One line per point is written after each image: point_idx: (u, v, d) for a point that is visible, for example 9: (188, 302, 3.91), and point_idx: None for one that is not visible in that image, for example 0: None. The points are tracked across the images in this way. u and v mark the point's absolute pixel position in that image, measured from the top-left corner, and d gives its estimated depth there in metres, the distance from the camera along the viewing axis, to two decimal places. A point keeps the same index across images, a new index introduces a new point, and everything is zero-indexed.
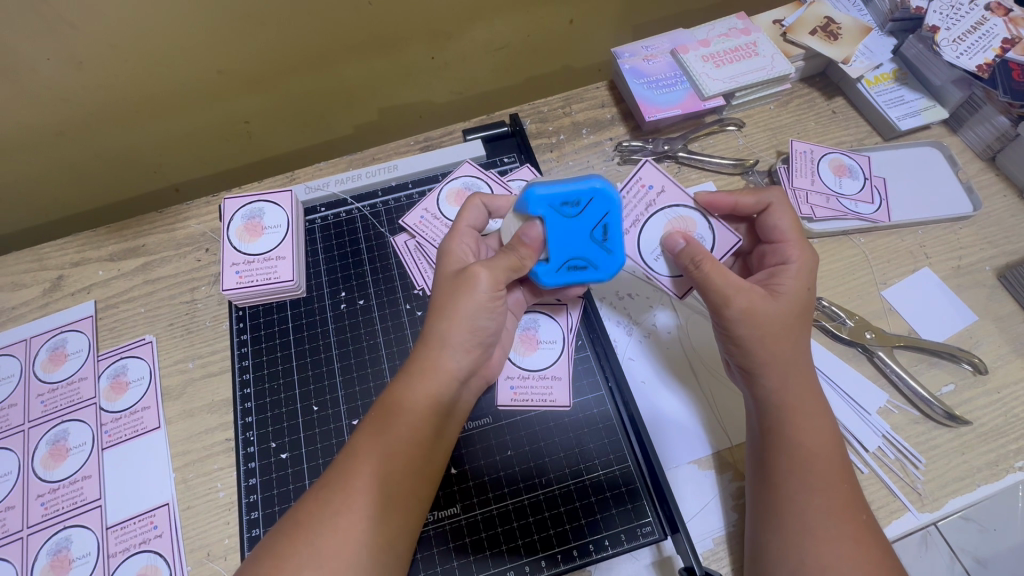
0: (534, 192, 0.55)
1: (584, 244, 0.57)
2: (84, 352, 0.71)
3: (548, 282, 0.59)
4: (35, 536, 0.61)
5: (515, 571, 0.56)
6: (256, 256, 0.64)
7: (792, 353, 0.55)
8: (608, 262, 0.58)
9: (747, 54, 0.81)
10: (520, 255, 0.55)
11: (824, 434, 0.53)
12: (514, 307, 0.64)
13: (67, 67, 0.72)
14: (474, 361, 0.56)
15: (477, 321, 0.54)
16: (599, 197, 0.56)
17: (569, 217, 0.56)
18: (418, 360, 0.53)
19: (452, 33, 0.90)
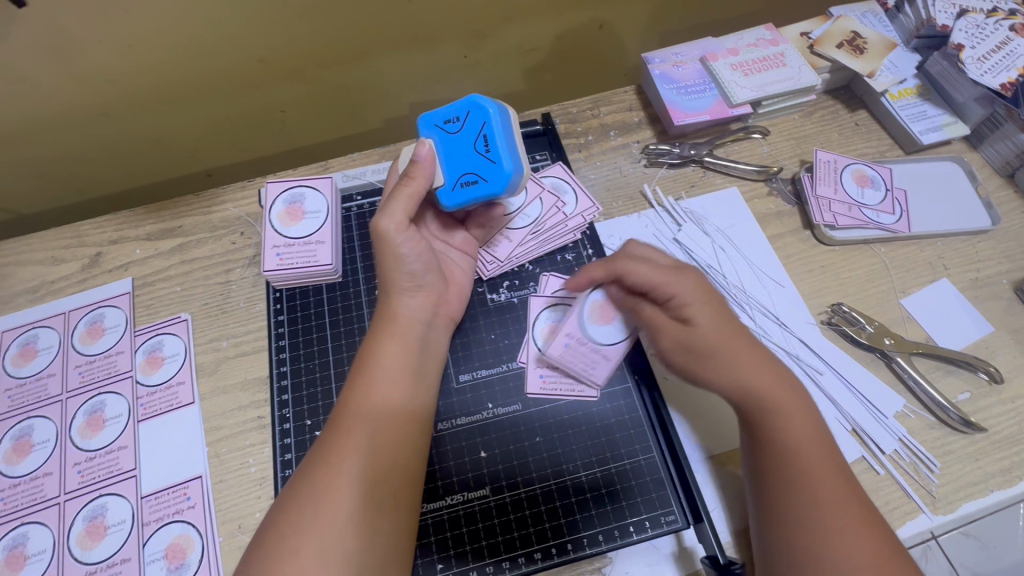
0: (426, 116, 0.63)
1: (471, 159, 0.60)
2: (121, 327, 0.73)
3: (449, 203, 0.61)
4: (72, 502, 0.63)
5: (542, 555, 0.56)
6: (296, 239, 0.66)
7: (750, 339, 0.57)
8: (495, 173, 0.58)
9: (775, 65, 0.84)
10: (411, 179, 0.59)
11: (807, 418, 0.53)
12: (461, 246, 0.68)
13: (116, 49, 0.74)
14: (427, 302, 0.61)
15: (405, 268, 0.59)
16: (476, 108, 0.59)
17: (455, 133, 0.61)
18: (381, 312, 0.59)
19: (487, 32, 0.92)
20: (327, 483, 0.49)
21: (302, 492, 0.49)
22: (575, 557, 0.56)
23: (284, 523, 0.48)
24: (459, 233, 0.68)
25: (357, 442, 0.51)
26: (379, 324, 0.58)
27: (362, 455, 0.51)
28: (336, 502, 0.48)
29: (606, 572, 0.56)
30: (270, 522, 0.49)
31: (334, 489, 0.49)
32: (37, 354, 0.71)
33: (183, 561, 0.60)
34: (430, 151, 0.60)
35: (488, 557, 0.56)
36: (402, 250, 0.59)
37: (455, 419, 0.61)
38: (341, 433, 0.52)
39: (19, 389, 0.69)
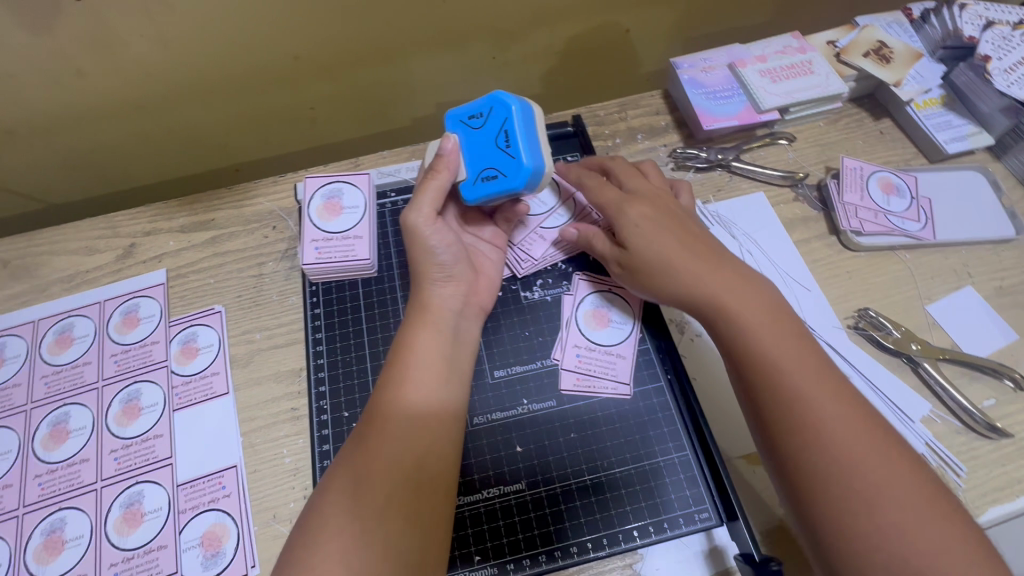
0: (452, 113, 0.64)
1: (492, 154, 0.61)
2: (156, 317, 0.74)
3: (469, 197, 0.62)
4: (109, 488, 0.64)
5: (577, 549, 0.57)
6: (334, 234, 0.67)
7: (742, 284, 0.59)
8: (515, 168, 0.59)
9: (803, 72, 0.85)
10: (436, 173, 0.61)
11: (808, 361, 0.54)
12: (492, 239, 0.69)
13: (158, 43, 0.76)
14: (458, 292, 0.62)
15: (434, 258, 0.61)
16: (499, 105, 0.61)
17: (478, 128, 0.62)
18: (415, 302, 0.60)
19: (517, 35, 0.93)
20: (373, 471, 0.50)
21: (347, 480, 0.50)
22: (609, 552, 0.57)
23: (330, 509, 0.48)
24: (487, 227, 0.70)
25: (401, 432, 0.52)
26: (413, 316, 0.59)
27: (407, 444, 0.51)
28: (381, 490, 0.49)
29: (637, 568, 0.57)
30: (316, 508, 0.49)
31: (380, 477, 0.49)
32: (73, 342, 0.72)
33: (219, 549, 0.61)
34: (455, 145, 0.61)
35: (524, 550, 0.57)
36: (432, 243, 0.61)
37: (491, 414, 0.62)
38: (384, 422, 0.52)
39: (56, 376, 0.70)
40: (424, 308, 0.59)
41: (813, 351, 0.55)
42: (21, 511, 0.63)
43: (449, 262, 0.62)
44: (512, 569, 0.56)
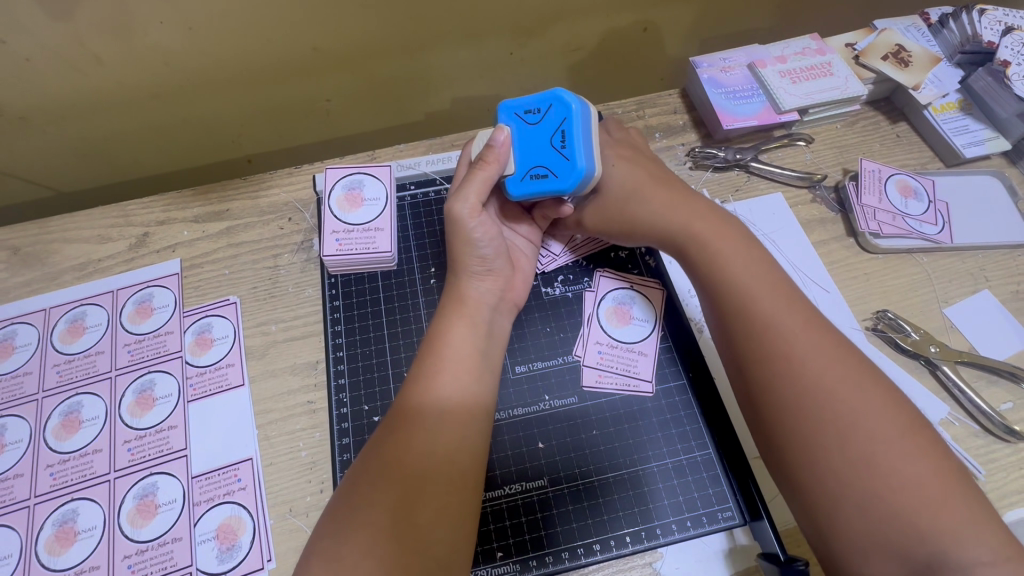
0: (506, 104, 0.63)
1: (545, 152, 0.60)
2: (170, 307, 0.73)
3: (514, 192, 0.61)
4: (122, 479, 0.63)
5: (600, 546, 0.56)
6: (355, 226, 0.67)
7: (737, 254, 0.60)
8: (567, 170, 0.60)
9: (823, 73, 0.85)
10: (485, 164, 0.60)
11: (805, 328, 0.54)
12: (528, 235, 0.68)
13: (176, 31, 0.75)
14: (496, 286, 0.62)
15: (477, 250, 0.60)
16: (559, 103, 0.61)
17: (533, 124, 0.61)
18: (450, 295, 0.60)
19: (535, 31, 0.93)
20: (402, 464, 0.49)
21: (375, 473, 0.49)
22: (632, 549, 0.56)
23: (359, 501, 0.48)
24: (523, 221, 0.68)
25: (428, 425, 0.51)
26: (449, 305, 0.59)
27: (436, 438, 0.51)
28: (411, 483, 0.48)
29: (657, 567, 0.56)
30: (344, 501, 0.49)
31: (409, 471, 0.49)
32: (86, 331, 0.71)
33: (235, 543, 0.60)
34: (507, 138, 0.60)
35: (548, 547, 0.56)
36: (473, 234, 0.60)
37: (512, 409, 0.62)
38: (412, 416, 0.52)
39: (68, 365, 0.69)
40: (461, 303, 0.59)
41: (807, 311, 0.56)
42: (32, 501, 0.62)
43: (489, 256, 0.61)
44: (534, 565, 0.55)
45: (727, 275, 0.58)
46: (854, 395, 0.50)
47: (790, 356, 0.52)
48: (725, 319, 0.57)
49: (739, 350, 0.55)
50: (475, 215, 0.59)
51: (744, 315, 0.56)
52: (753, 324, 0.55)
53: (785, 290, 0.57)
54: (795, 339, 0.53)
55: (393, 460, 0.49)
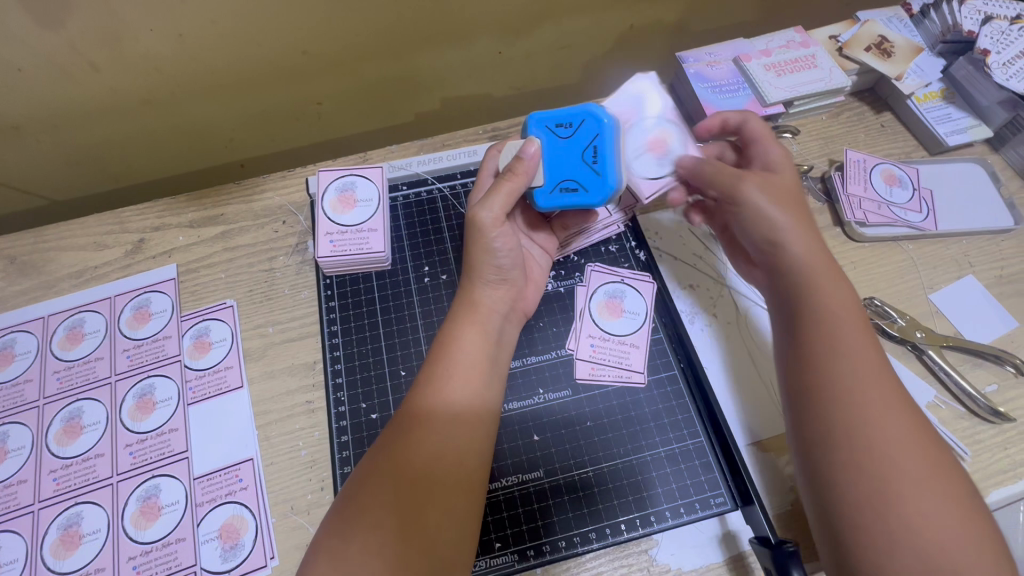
0: (536, 116, 0.63)
1: (576, 166, 0.61)
2: (167, 312, 0.74)
3: (542, 205, 0.62)
4: (125, 483, 0.64)
5: (609, 530, 0.58)
6: (348, 227, 0.67)
7: (834, 301, 0.54)
8: (598, 184, 0.61)
9: (807, 66, 0.86)
10: (513, 176, 0.59)
11: (884, 387, 0.50)
12: (543, 244, 0.69)
13: (167, 38, 0.75)
14: (507, 296, 0.63)
15: (495, 259, 0.61)
16: (592, 119, 0.61)
17: (564, 137, 0.62)
18: (463, 300, 0.60)
19: (523, 30, 0.94)
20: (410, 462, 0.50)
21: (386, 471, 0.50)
22: (628, 536, 0.58)
23: (366, 500, 0.49)
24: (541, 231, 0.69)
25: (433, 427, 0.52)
26: (460, 312, 0.60)
27: (443, 437, 0.52)
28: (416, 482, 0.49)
29: (653, 554, 0.57)
30: (351, 500, 0.50)
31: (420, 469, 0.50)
32: (85, 337, 0.72)
33: (237, 541, 0.61)
34: (537, 151, 0.60)
35: (552, 534, 0.57)
36: (493, 243, 0.60)
37: (507, 403, 0.63)
38: (417, 414, 0.53)
39: (68, 371, 0.70)
40: (470, 307, 0.59)
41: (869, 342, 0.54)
42: (36, 506, 0.63)
43: (506, 266, 0.62)
44: (546, 551, 0.57)
45: (815, 319, 0.53)
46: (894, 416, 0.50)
47: (859, 408, 0.49)
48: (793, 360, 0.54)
49: (796, 390, 0.53)
50: (499, 226, 0.59)
51: (817, 359, 0.52)
52: (833, 370, 0.51)
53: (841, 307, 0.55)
54: (876, 397, 0.49)
55: (403, 458, 0.50)
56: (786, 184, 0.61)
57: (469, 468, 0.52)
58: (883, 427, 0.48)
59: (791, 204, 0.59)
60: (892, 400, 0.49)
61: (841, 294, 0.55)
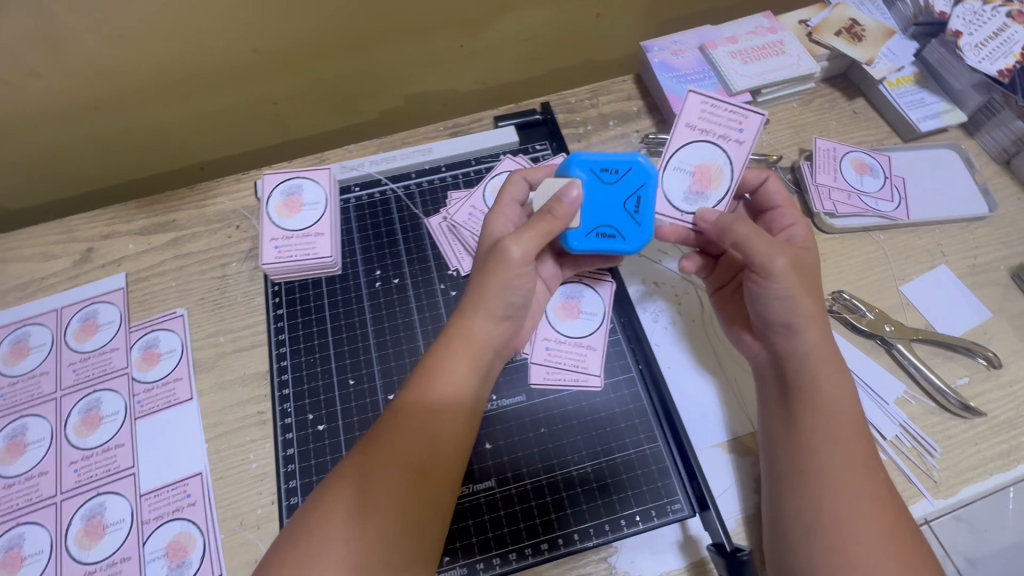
0: (579, 156, 0.63)
1: (616, 214, 0.62)
2: (115, 324, 0.72)
3: (576, 245, 0.62)
4: (69, 502, 0.62)
5: (610, 526, 0.57)
6: (294, 232, 0.65)
7: (834, 391, 0.55)
8: (636, 234, 0.62)
9: (775, 52, 0.83)
10: (552, 218, 0.58)
11: (867, 477, 0.52)
12: (547, 279, 0.66)
13: (108, 39, 0.73)
14: (506, 333, 0.61)
15: (507, 296, 0.58)
16: (637, 169, 0.62)
17: (609, 184, 0.62)
18: (457, 325, 0.58)
19: (484, 22, 0.91)
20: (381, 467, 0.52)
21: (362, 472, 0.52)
22: (581, 547, 0.56)
23: (329, 510, 0.50)
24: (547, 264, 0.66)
25: (405, 433, 0.53)
26: (453, 338, 0.58)
27: (418, 442, 0.53)
28: (383, 490, 0.51)
29: (612, 562, 0.56)
30: (317, 507, 0.51)
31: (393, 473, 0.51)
32: (29, 352, 0.70)
33: (185, 559, 0.60)
34: (578, 196, 0.60)
35: (515, 544, 0.56)
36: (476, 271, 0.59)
37: None
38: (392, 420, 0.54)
39: (11, 388, 0.68)
40: (459, 332, 0.58)
41: (836, 369, 0.56)
42: None
43: (515, 303, 0.60)
44: (546, 549, 0.56)
45: (812, 402, 0.55)
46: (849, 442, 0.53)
47: (835, 490, 0.51)
48: (784, 430, 0.56)
49: (783, 457, 0.56)
50: (525, 265, 0.58)
51: (806, 435, 0.54)
52: (819, 448, 0.53)
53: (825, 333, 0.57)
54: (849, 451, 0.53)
55: (378, 462, 0.52)
56: (811, 265, 0.59)
57: (436, 472, 0.53)
58: (854, 511, 0.50)
59: (811, 291, 0.57)
60: (870, 488, 0.52)
61: (846, 387, 0.56)
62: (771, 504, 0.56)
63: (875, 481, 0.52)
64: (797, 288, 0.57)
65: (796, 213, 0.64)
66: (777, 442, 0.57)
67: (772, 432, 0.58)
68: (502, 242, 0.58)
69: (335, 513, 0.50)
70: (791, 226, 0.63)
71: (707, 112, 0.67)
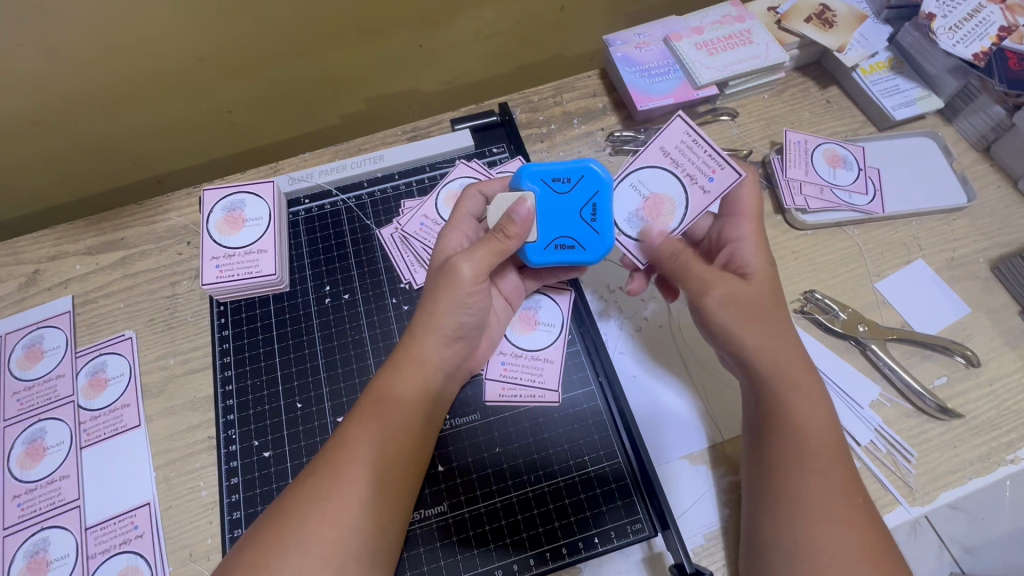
0: (530, 168, 0.59)
1: (573, 224, 0.59)
2: (61, 349, 0.69)
3: (536, 261, 0.59)
4: (12, 537, 0.60)
5: (598, 539, 0.57)
6: (236, 249, 0.67)
7: (807, 412, 0.53)
8: (596, 243, 0.58)
9: (742, 42, 0.79)
10: (505, 236, 0.55)
11: (844, 500, 0.49)
12: (508, 294, 0.65)
13: (39, 53, 0.69)
14: (459, 353, 0.59)
15: (457, 317, 0.56)
16: (590, 176, 0.59)
17: (562, 194, 0.59)
18: (405, 350, 0.56)
19: (442, 20, 0.87)
20: (336, 484, 0.49)
21: (316, 489, 0.49)
22: (540, 570, 0.56)
23: (277, 533, 0.47)
24: (509, 279, 0.65)
25: (362, 449, 0.51)
26: (400, 358, 0.56)
27: (378, 454, 0.51)
28: (340, 509, 0.48)
29: None
30: (266, 529, 0.48)
31: (351, 488, 0.49)
32: None
33: None
34: (529, 211, 0.56)
35: (479, 566, 0.57)
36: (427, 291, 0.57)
37: None
38: (348, 438, 0.52)
39: None
40: (408, 353, 0.56)
41: (801, 379, 0.54)
42: None
43: (467, 324, 0.58)
44: (523, 568, 0.56)
45: (784, 423, 0.53)
46: (818, 457, 0.51)
47: (810, 516, 0.49)
48: (757, 454, 0.54)
49: (758, 483, 0.53)
50: (476, 283, 0.56)
51: (778, 459, 0.52)
52: (792, 472, 0.51)
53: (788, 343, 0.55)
54: (818, 467, 0.51)
55: (334, 479, 0.49)
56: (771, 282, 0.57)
57: (393, 486, 0.51)
58: (830, 537, 0.48)
59: (770, 310, 0.56)
60: (839, 505, 0.49)
61: (819, 406, 0.53)
62: (748, 526, 0.53)
63: (848, 503, 0.50)
64: (754, 311, 0.55)
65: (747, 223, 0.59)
66: (752, 466, 0.54)
67: (749, 456, 0.55)
68: (453, 260, 0.56)
69: (287, 531, 0.47)
70: (739, 242, 0.59)
71: (686, 144, 0.62)
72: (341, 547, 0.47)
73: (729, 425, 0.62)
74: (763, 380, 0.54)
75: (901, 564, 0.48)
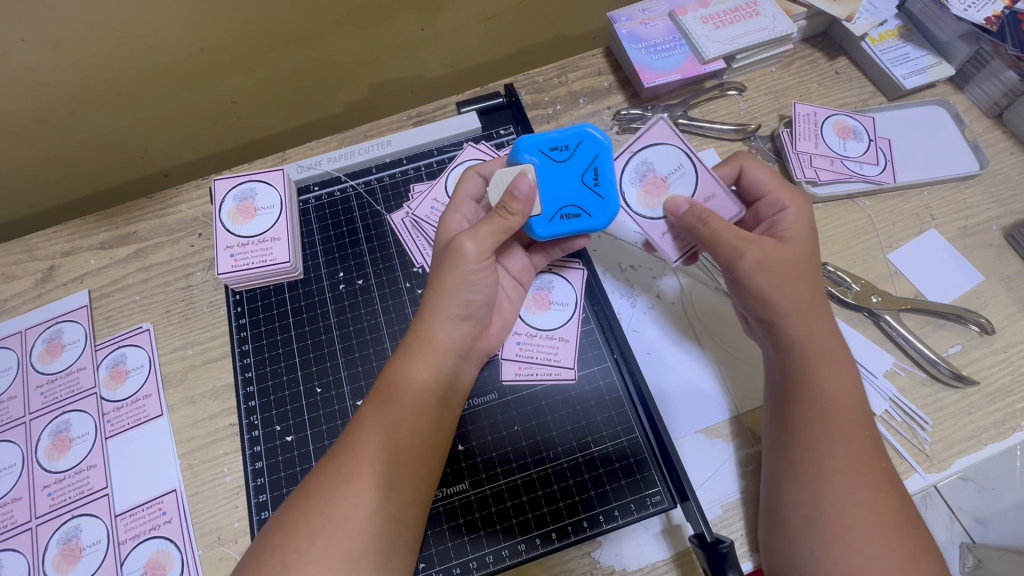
0: (527, 140, 0.59)
1: (576, 191, 0.59)
2: (80, 342, 0.70)
3: (543, 233, 0.59)
4: (45, 526, 0.61)
5: (604, 517, 0.58)
6: (249, 238, 0.68)
7: (825, 379, 0.53)
8: (601, 209, 0.59)
9: (749, 15, 0.78)
10: (507, 213, 0.55)
11: (864, 463, 0.50)
12: (516, 273, 0.66)
13: (44, 48, 0.69)
14: (470, 332, 0.59)
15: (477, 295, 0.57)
16: (587, 140, 0.59)
17: (560, 163, 0.59)
18: (416, 332, 0.56)
19: (443, 2, 0.86)
20: (357, 465, 0.50)
21: (338, 475, 0.50)
22: (560, 545, 0.57)
23: (300, 516, 0.48)
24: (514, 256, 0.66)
25: (380, 433, 0.52)
26: (413, 343, 0.56)
27: (399, 438, 0.52)
28: (367, 489, 0.49)
29: (596, 556, 0.58)
30: (292, 512, 0.49)
31: (371, 470, 0.50)
32: None
33: None
34: (531, 185, 0.55)
35: (502, 541, 0.58)
36: (454, 271, 0.56)
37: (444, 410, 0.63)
38: (366, 423, 0.52)
39: None
40: (420, 336, 0.56)
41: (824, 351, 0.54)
42: None
43: (474, 301, 0.58)
44: (540, 543, 0.58)
45: (808, 393, 0.53)
46: (840, 427, 0.51)
47: (830, 480, 0.50)
48: (776, 426, 0.54)
49: (779, 450, 0.53)
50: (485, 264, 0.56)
51: (798, 427, 0.52)
52: (813, 439, 0.51)
53: (816, 317, 0.55)
54: (837, 438, 0.51)
55: (356, 469, 0.50)
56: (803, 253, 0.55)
57: (410, 467, 0.52)
58: (847, 499, 0.49)
59: (802, 280, 0.55)
60: (857, 474, 0.50)
61: (836, 374, 0.54)
62: (767, 493, 0.54)
63: (867, 470, 0.50)
64: (778, 282, 0.54)
65: (788, 194, 0.58)
66: (773, 434, 0.55)
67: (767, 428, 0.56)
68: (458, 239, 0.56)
69: (312, 515, 0.48)
70: (781, 212, 0.58)
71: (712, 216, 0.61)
72: (363, 529, 0.48)
73: (745, 399, 0.63)
74: (790, 354, 0.55)
75: (919, 530, 0.49)
